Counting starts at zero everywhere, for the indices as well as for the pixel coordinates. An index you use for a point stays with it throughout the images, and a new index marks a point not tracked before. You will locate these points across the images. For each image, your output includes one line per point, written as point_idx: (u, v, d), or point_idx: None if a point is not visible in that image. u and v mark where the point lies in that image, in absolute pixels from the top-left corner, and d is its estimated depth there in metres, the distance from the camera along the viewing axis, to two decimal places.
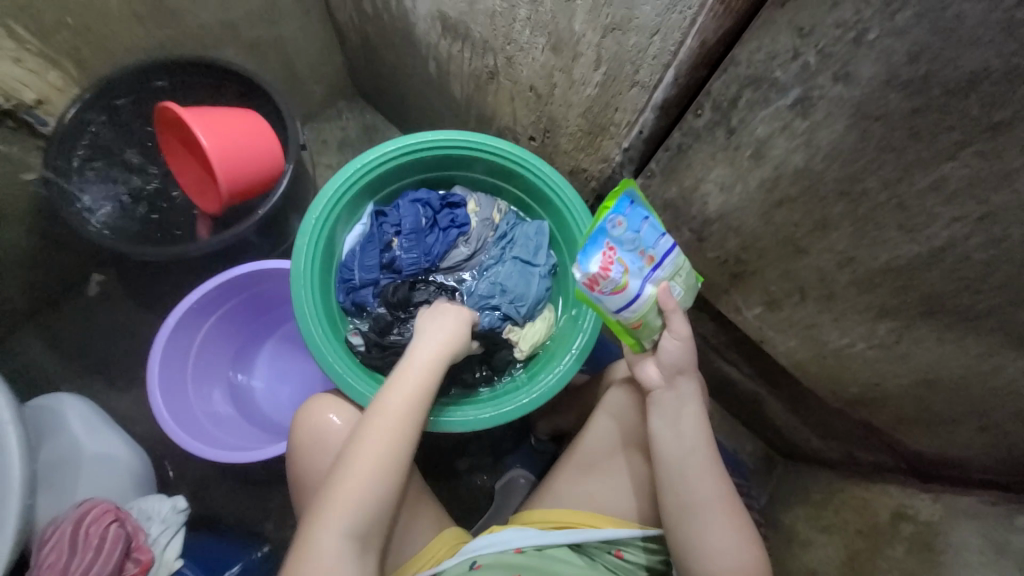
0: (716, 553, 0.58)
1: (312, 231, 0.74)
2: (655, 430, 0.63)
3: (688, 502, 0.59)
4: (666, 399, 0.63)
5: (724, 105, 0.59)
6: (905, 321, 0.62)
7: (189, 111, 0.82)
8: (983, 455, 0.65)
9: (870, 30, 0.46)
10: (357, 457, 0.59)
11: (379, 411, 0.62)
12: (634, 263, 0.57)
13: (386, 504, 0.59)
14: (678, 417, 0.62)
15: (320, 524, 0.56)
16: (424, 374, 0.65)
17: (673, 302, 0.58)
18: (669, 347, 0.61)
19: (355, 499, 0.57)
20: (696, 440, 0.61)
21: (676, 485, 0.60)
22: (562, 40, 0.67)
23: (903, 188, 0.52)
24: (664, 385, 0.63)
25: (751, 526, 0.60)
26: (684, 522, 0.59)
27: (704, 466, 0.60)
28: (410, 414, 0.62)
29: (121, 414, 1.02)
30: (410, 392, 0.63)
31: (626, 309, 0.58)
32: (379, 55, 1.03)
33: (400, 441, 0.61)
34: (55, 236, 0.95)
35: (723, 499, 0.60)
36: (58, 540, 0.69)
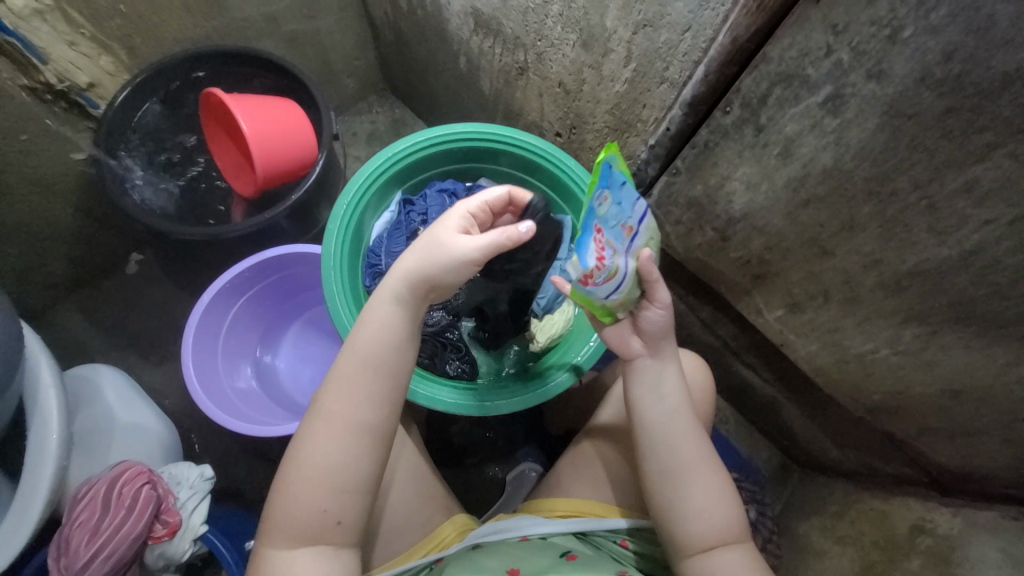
0: (698, 515, 0.57)
1: (344, 215, 0.77)
2: (638, 399, 0.61)
3: (670, 466, 0.58)
4: (649, 367, 0.61)
5: (753, 103, 0.60)
6: (932, 327, 0.61)
7: (232, 97, 0.86)
8: (1009, 469, 0.64)
9: (904, 28, 0.46)
10: (299, 461, 0.54)
11: (319, 410, 0.55)
12: (616, 240, 0.51)
13: (339, 508, 0.53)
14: (660, 384, 0.61)
15: (270, 539, 0.53)
16: (374, 345, 0.57)
17: (655, 271, 0.54)
18: (650, 317, 0.59)
19: (300, 508, 0.53)
20: (678, 405, 0.60)
21: (658, 450, 0.59)
22: (593, 36, 0.68)
23: (933, 189, 0.52)
24: (648, 354, 0.61)
25: (732, 487, 0.59)
26: (666, 487, 0.58)
27: (685, 430, 0.60)
28: (353, 398, 0.55)
29: (152, 387, 1.06)
30: (356, 373, 0.56)
31: (613, 293, 0.55)
32: (412, 51, 1.06)
33: (343, 439, 0.54)
34: (98, 213, 0.99)
35: (705, 461, 0.59)
36: (92, 498, 0.73)
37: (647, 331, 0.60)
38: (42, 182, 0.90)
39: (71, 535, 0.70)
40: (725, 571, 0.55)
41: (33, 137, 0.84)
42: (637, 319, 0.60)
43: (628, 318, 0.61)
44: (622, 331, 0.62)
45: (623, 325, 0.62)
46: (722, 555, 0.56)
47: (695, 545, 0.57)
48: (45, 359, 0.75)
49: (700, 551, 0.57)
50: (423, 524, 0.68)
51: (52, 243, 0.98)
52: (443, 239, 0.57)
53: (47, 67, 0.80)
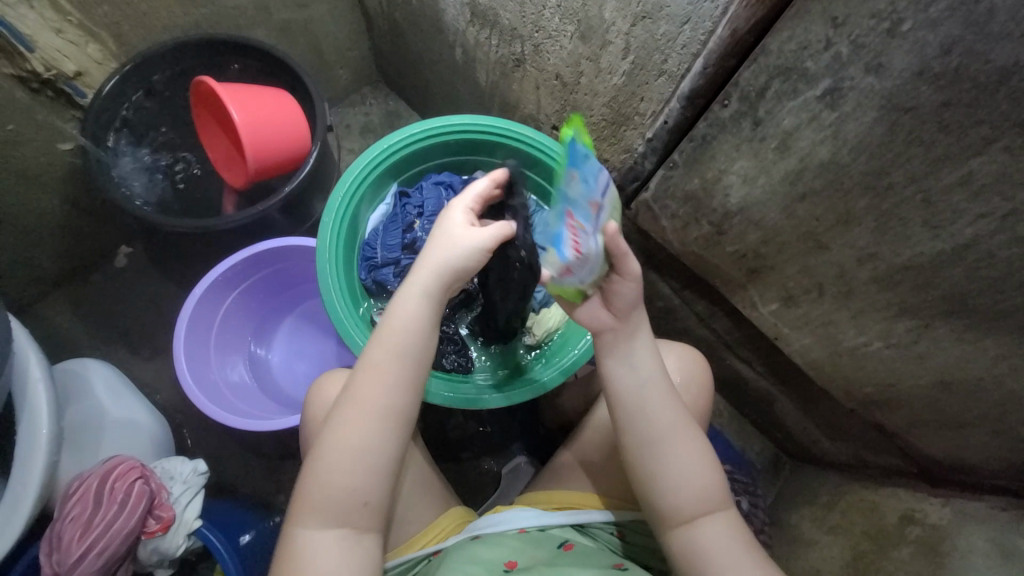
0: (677, 483, 0.57)
1: (338, 208, 0.76)
2: (611, 372, 0.61)
3: (647, 437, 0.58)
4: (619, 339, 0.61)
5: (751, 96, 0.60)
6: (925, 320, 0.61)
7: (224, 86, 0.84)
8: (996, 459, 0.65)
9: (904, 21, 0.46)
10: (328, 445, 0.54)
11: (350, 395, 0.55)
12: (584, 217, 0.51)
13: (366, 490, 0.54)
14: (631, 354, 0.60)
15: (298, 520, 0.53)
16: (403, 334, 0.56)
17: (621, 244, 0.54)
18: (621, 290, 0.58)
19: (328, 490, 0.53)
20: (652, 374, 0.60)
21: (635, 421, 0.59)
22: (591, 27, 0.68)
23: (929, 184, 0.52)
24: (616, 327, 0.61)
25: (711, 454, 0.59)
26: (644, 458, 0.58)
27: (661, 400, 0.59)
28: (382, 384, 0.55)
29: (143, 381, 1.05)
30: (387, 359, 0.56)
31: (585, 274, 0.57)
32: (407, 42, 1.04)
33: (375, 423, 0.54)
34: (86, 205, 0.98)
35: (682, 430, 0.58)
36: (84, 494, 0.72)
37: (617, 305, 0.59)
38: (28, 173, 0.88)
39: (62, 531, 0.69)
40: (706, 538, 0.56)
41: (19, 127, 0.82)
42: (607, 293, 0.59)
43: (597, 294, 0.61)
44: (591, 307, 0.61)
45: (593, 303, 0.61)
46: (704, 522, 0.56)
47: (676, 513, 0.57)
48: (34, 352, 0.73)
49: (682, 519, 0.57)
50: (422, 516, 0.67)
51: (39, 235, 0.96)
52: (454, 232, 0.58)
53: (33, 55, 0.78)
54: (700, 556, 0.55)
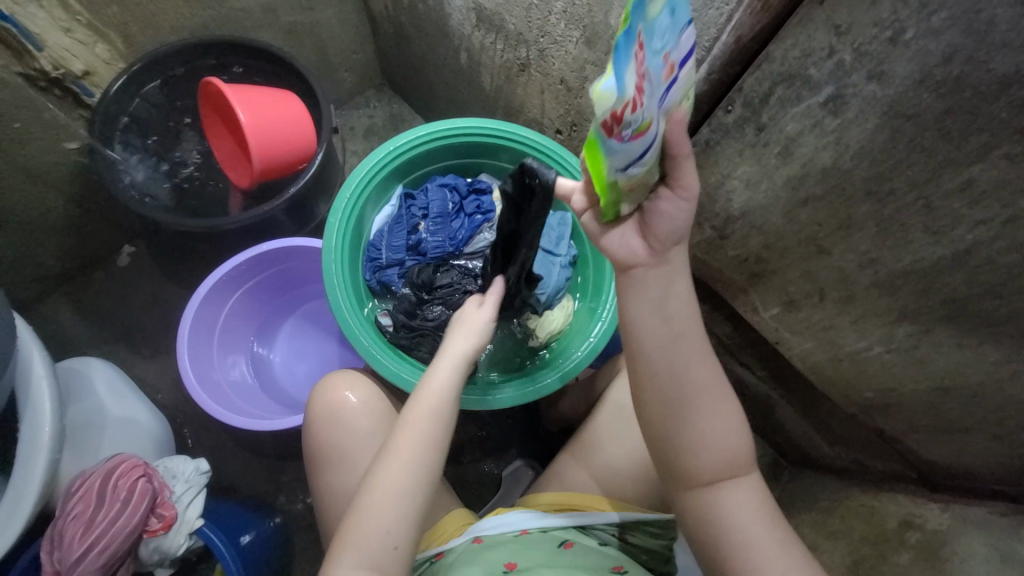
0: (701, 446, 0.54)
1: (344, 209, 0.76)
2: (637, 321, 0.53)
3: (673, 397, 0.53)
4: (652, 278, 0.52)
5: (755, 102, 0.61)
6: (925, 326, 0.62)
7: (233, 87, 0.85)
8: (996, 464, 0.66)
9: (906, 30, 0.47)
10: (370, 487, 0.54)
11: (393, 442, 0.56)
12: (656, 77, 0.36)
13: (398, 533, 0.53)
14: (664, 299, 0.53)
15: (334, 561, 0.52)
16: (444, 386, 0.60)
17: (685, 144, 0.44)
18: (670, 211, 0.48)
19: (364, 531, 0.52)
20: (683, 326, 0.53)
21: (662, 380, 0.53)
22: (596, 33, 0.68)
23: (930, 190, 0.53)
24: (652, 262, 0.52)
25: (737, 417, 0.55)
26: (668, 420, 0.54)
27: (691, 355, 0.53)
28: (424, 431, 0.56)
29: (145, 381, 1.05)
30: (429, 411, 0.58)
31: (635, 165, 0.41)
32: (412, 45, 1.05)
33: (415, 469, 0.55)
34: (90, 204, 0.98)
35: (710, 391, 0.54)
36: (86, 493, 0.72)
37: (658, 234, 0.50)
38: (34, 171, 0.88)
39: (64, 528, 0.69)
40: (729, 505, 0.53)
41: (26, 125, 0.83)
42: (648, 216, 0.50)
43: (633, 216, 0.51)
44: (625, 232, 0.52)
45: (627, 225, 0.52)
46: (726, 488, 0.54)
47: (698, 478, 0.54)
48: (38, 350, 0.73)
49: (703, 484, 0.54)
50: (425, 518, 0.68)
51: (43, 232, 0.97)
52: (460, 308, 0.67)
53: (42, 53, 0.79)
54: (720, 522, 0.53)
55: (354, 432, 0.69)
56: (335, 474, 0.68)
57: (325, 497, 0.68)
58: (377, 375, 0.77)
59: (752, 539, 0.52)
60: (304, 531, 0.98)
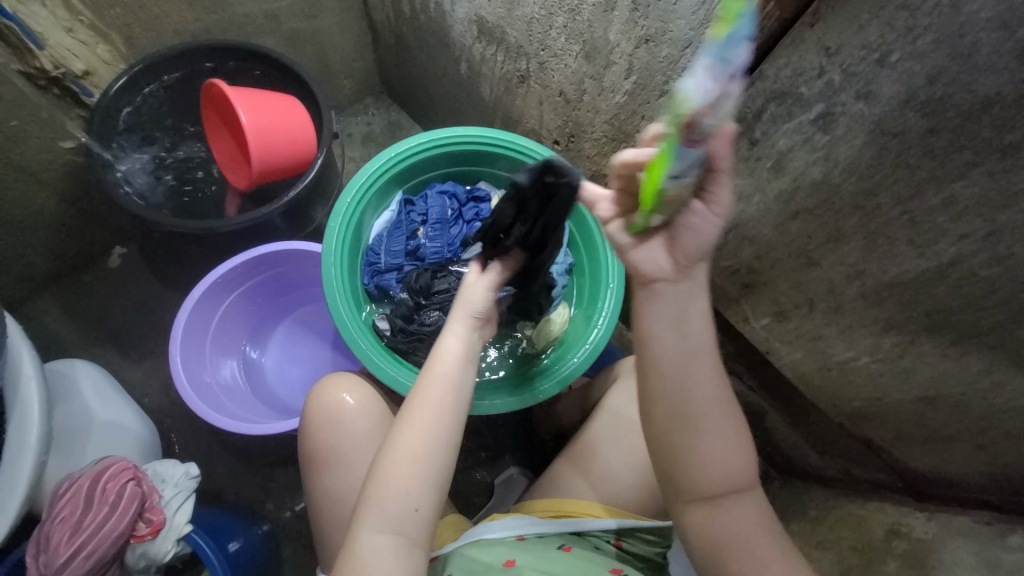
0: (707, 461, 0.54)
1: (345, 213, 0.77)
2: (652, 335, 0.53)
3: (683, 413, 0.54)
4: (673, 292, 0.52)
5: (749, 118, 0.63)
6: (910, 336, 0.64)
7: (236, 90, 0.86)
8: (978, 473, 0.68)
9: (892, 52, 0.49)
10: (389, 450, 0.54)
11: (410, 407, 0.56)
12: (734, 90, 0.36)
13: (419, 496, 0.53)
14: (683, 316, 0.53)
15: (357, 525, 0.52)
16: (457, 351, 0.59)
17: (728, 159, 0.43)
18: (701, 226, 0.48)
19: (387, 494, 0.52)
20: (699, 343, 0.53)
21: (672, 397, 0.54)
22: (596, 48, 0.70)
23: (915, 205, 0.55)
24: (674, 278, 0.52)
25: (745, 436, 0.56)
26: (675, 434, 0.54)
27: (704, 372, 0.54)
28: (439, 394, 0.56)
29: (132, 384, 1.03)
30: (443, 374, 0.57)
31: (684, 174, 0.42)
32: (412, 55, 1.07)
33: (432, 431, 0.54)
34: (83, 204, 0.97)
35: (721, 409, 0.55)
36: (75, 494, 0.70)
37: (685, 250, 0.50)
38: (28, 170, 0.87)
39: (50, 531, 0.68)
40: (728, 521, 0.55)
41: (23, 123, 0.82)
42: (676, 230, 0.49)
43: (661, 232, 0.51)
44: (652, 247, 0.52)
45: (654, 240, 0.52)
46: (729, 504, 0.55)
47: (700, 494, 0.55)
48: (26, 350, 0.72)
49: (707, 499, 0.55)
50: None
51: (33, 232, 0.96)
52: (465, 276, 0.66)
53: (43, 52, 0.79)
54: (720, 535, 0.55)
55: (353, 433, 0.68)
56: (338, 471, 0.67)
57: (320, 502, 0.68)
58: (374, 378, 0.77)
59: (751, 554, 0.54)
60: (292, 540, 0.97)
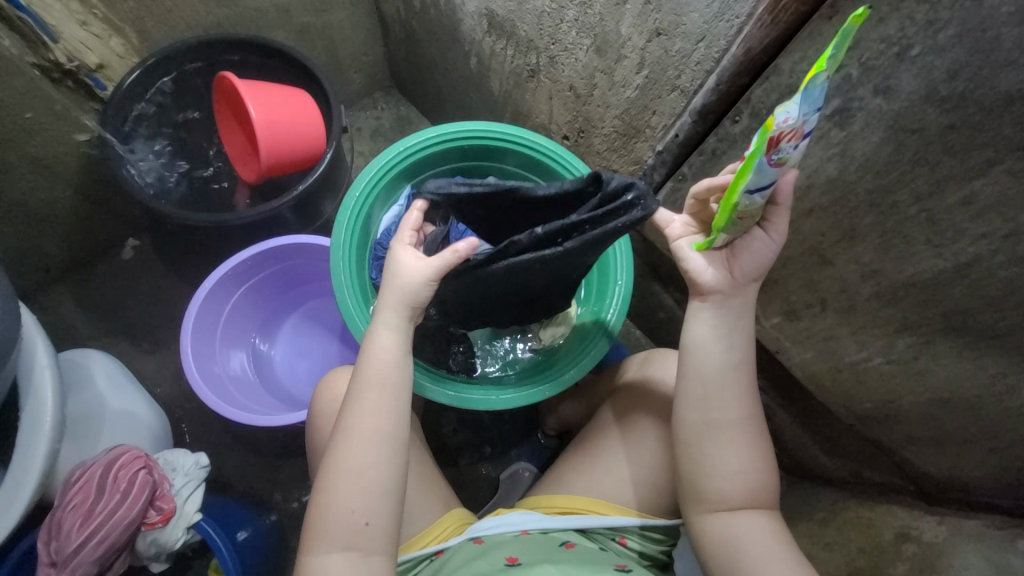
0: (732, 471, 0.56)
1: (354, 206, 0.78)
2: (691, 348, 0.57)
3: (716, 422, 0.57)
4: (726, 304, 0.56)
5: (762, 113, 0.62)
6: (925, 337, 0.63)
7: (245, 83, 0.85)
8: (990, 477, 0.67)
9: (913, 46, 0.48)
10: (331, 470, 0.56)
11: (344, 425, 0.58)
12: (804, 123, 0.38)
13: (366, 509, 0.55)
14: (733, 328, 0.57)
15: (309, 549, 0.54)
16: (383, 361, 0.60)
17: (790, 192, 0.49)
18: (760, 248, 0.53)
19: (335, 512, 0.54)
20: (737, 359, 0.57)
21: (707, 402, 0.57)
22: (607, 42, 0.70)
23: (933, 204, 0.54)
24: (729, 291, 0.55)
25: (770, 454, 0.58)
26: (705, 441, 0.57)
27: (736, 386, 0.57)
28: (372, 410, 0.58)
29: (143, 375, 1.04)
30: (370, 387, 0.59)
31: (760, 192, 0.44)
32: (421, 48, 1.06)
33: (370, 445, 0.57)
34: (97, 196, 0.98)
35: (751, 423, 0.57)
36: (86, 483, 0.71)
37: (742, 266, 0.54)
38: (43, 161, 0.88)
39: (63, 519, 0.69)
40: (748, 534, 0.56)
41: (37, 115, 0.83)
42: (736, 251, 0.54)
43: (723, 250, 0.55)
44: (711, 261, 0.55)
45: (714, 258, 0.55)
46: (749, 514, 0.56)
47: (722, 501, 0.57)
48: (41, 339, 0.74)
49: (727, 508, 0.57)
50: (423, 515, 0.67)
51: (48, 223, 0.97)
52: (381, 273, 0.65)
53: (57, 45, 0.79)
54: (739, 545, 0.55)
55: None
56: None
57: None
58: None
59: (768, 568, 0.54)
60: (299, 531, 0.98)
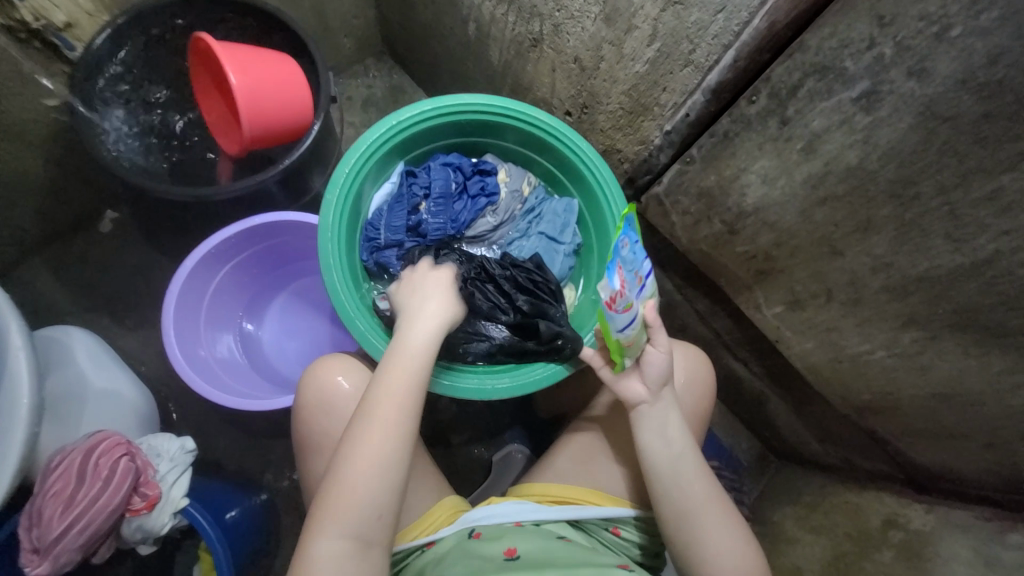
0: (717, 547, 0.59)
1: (344, 184, 0.73)
2: (644, 442, 0.63)
3: (684, 511, 0.60)
4: (652, 412, 0.64)
5: (782, 94, 0.59)
6: (931, 333, 0.61)
7: (224, 46, 0.79)
8: (984, 472, 0.66)
9: (953, 26, 0.45)
10: (352, 452, 0.54)
11: (373, 408, 0.56)
12: (632, 293, 0.57)
13: (384, 500, 0.54)
14: (666, 426, 0.63)
15: (317, 528, 0.52)
16: (418, 355, 0.61)
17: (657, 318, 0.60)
18: (656, 360, 0.63)
19: (352, 495, 0.53)
20: (685, 450, 0.62)
21: (671, 494, 0.61)
22: (617, 10, 0.65)
23: (957, 196, 0.51)
24: (650, 399, 0.64)
25: (743, 521, 0.62)
26: (678, 528, 0.61)
27: (693, 475, 0.61)
28: (405, 401, 0.58)
29: (127, 352, 1.01)
30: (411, 376, 0.59)
31: (626, 328, 0.60)
32: (417, 12, 1.00)
33: (397, 435, 0.56)
34: (71, 165, 0.93)
35: (716, 498, 0.61)
36: (66, 469, 0.70)
37: (652, 377, 0.64)
38: (12, 128, 0.83)
39: (44, 506, 0.67)
40: None
41: (5, 79, 0.78)
42: (641, 364, 0.64)
43: (634, 367, 0.65)
44: (629, 377, 0.65)
45: (631, 375, 0.65)
46: None
47: None
48: (14, 319, 0.70)
49: None
50: (417, 504, 0.66)
51: (20, 194, 0.92)
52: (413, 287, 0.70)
53: (22, 3, 0.73)
54: None
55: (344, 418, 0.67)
56: (320, 461, 0.67)
57: (312, 485, 0.68)
58: (370, 359, 0.75)
59: None
60: (291, 509, 0.97)
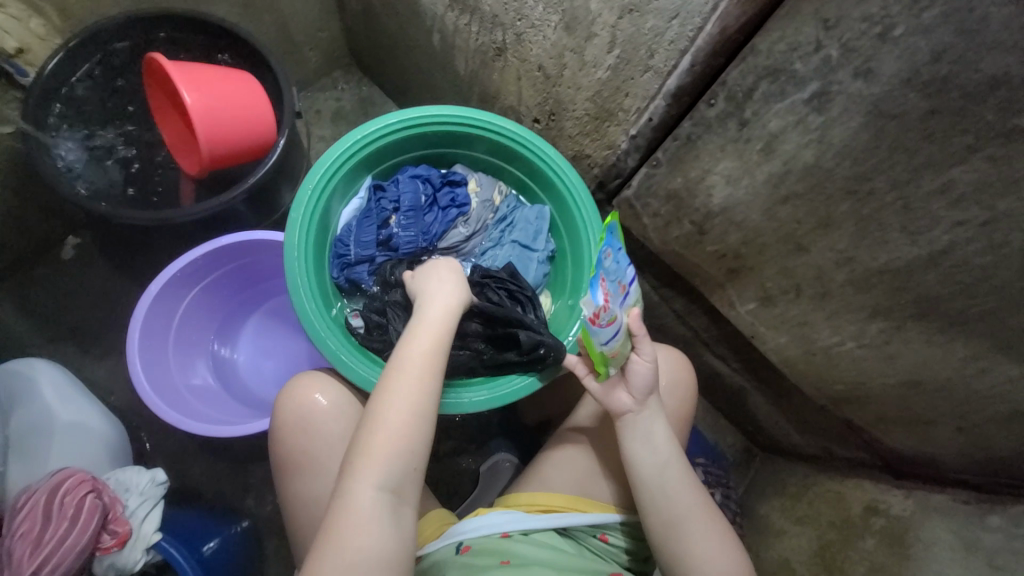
0: (706, 557, 0.59)
1: (309, 201, 0.71)
2: (630, 451, 0.63)
3: (673, 520, 0.61)
4: (637, 420, 0.64)
5: (739, 97, 0.60)
6: (896, 322, 0.63)
7: (181, 65, 0.78)
8: (955, 455, 0.68)
9: (896, 26, 0.46)
10: (389, 404, 0.55)
11: (406, 363, 0.57)
12: (616, 303, 0.57)
13: (418, 456, 0.54)
14: (651, 435, 0.63)
15: (354, 475, 0.52)
16: (448, 317, 0.62)
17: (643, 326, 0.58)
18: (640, 369, 0.62)
19: (390, 445, 0.53)
20: (672, 459, 0.62)
21: (658, 504, 0.61)
22: (576, 18, 0.66)
23: (910, 190, 0.53)
24: (635, 408, 0.64)
25: (730, 529, 0.62)
26: (667, 539, 0.61)
27: (680, 484, 0.62)
28: (438, 358, 0.59)
29: (96, 382, 0.98)
30: (441, 333, 0.60)
31: (611, 340, 0.59)
32: (381, 23, 0.99)
33: (429, 391, 0.56)
34: (27, 193, 0.89)
35: (703, 508, 0.62)
36: (32, 508, 0.66)
37: (636, 386, 0.63)
38: None
39: (12, 548, 0.64)
40: None
41: None
42: (625, 373, 0.63)
43: (619, 376, 0.65)
44: (613, 385, 0.65)
45: (614, 383, 0.65)
46: None
47: None
48: None
49: None
50: None
51: None
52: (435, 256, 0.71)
53: None
54: None
55: (323, 435, 0.66)
56: (300, 480, 0.65)
57: (295, 506, 0.66)
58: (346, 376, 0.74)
59: None
60: (275, 534, 0.95)
